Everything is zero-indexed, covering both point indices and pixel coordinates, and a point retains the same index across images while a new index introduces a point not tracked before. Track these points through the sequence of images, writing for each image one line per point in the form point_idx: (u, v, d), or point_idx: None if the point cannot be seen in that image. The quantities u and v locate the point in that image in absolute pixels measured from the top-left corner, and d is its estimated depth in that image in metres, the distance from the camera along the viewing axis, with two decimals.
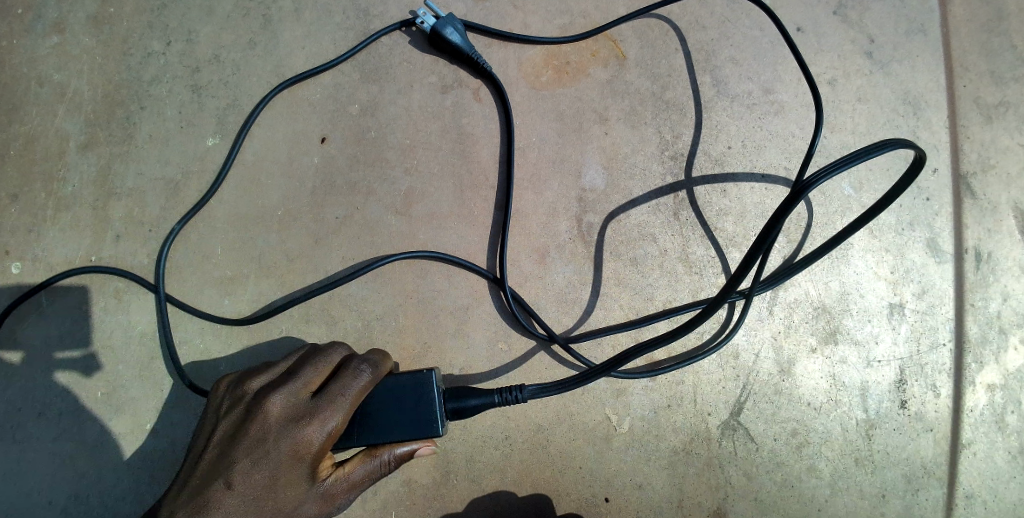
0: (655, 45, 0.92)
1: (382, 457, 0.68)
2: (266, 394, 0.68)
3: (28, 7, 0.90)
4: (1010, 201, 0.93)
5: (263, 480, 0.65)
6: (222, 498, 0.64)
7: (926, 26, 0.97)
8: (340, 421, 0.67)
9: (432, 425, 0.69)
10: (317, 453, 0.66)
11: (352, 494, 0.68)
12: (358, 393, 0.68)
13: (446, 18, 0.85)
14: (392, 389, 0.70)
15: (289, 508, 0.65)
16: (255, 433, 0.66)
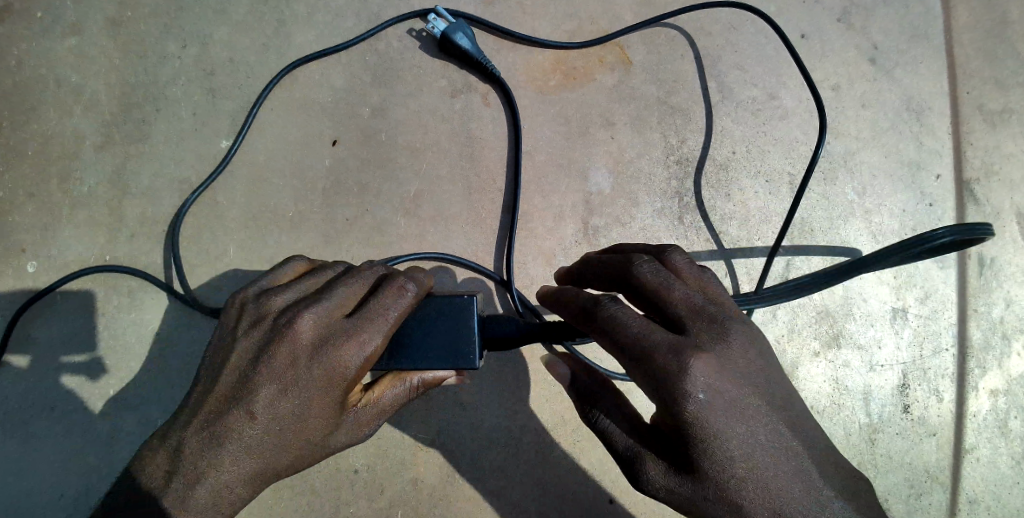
0: (660, 51, 0.93)
1: (410, 382, 0.69)
2: (296, 313, 0.63)
3: (47, 10, 0.92)
4: (1012, 207, 0.94)
5: (292, 407, 0.62)
6: (249, 422, 0.61)
7: (929, 33, 0.98)
8: (380, 345, 0.64)
9: (467, 358, 0.66)
10: (354, 379, 0.63)
11: (382, 417, 0.69)
12: (401, 316, 0.64)
13: (456, 23, 0.87)
14: (431, 311, 0.67)
15: (320, 434, 0.64)
16: (285, 354, 0.62)
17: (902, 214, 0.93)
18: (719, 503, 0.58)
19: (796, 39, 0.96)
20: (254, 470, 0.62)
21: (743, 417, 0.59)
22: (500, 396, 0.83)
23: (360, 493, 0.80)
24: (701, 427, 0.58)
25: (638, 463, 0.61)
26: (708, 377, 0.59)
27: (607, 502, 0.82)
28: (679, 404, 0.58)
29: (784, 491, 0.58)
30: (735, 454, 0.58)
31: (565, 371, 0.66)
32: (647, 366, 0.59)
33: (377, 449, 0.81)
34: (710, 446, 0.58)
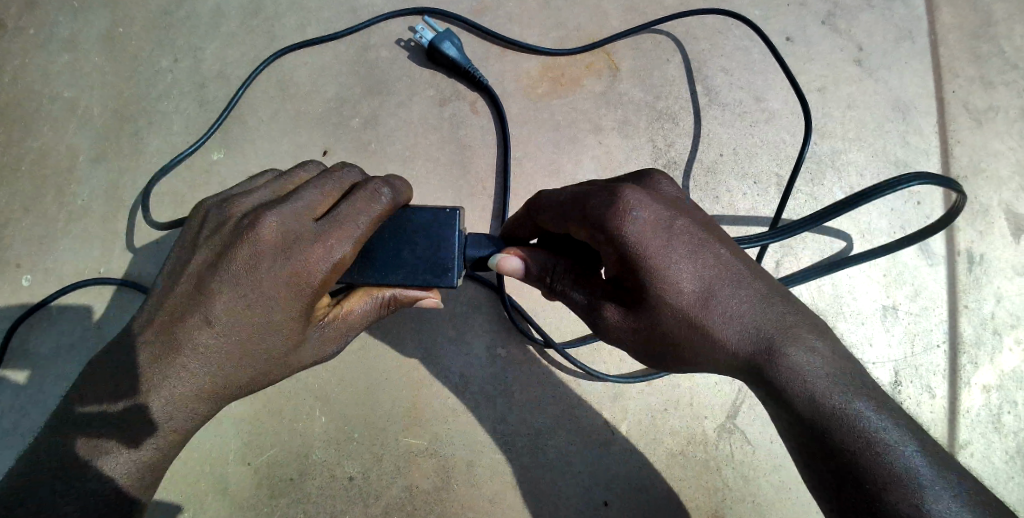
0: (648, 56, 0.94)
1: (383, 297, 0.69)
2: (260, 214, 0.64)
3: (41, 26, 0.93)
4: (1001, 204, 0.95)
5: (252, 313, 0.62)
6: (206, 326, 0.63)
7: (915, 33, 0.99)
8: (349, 250, 0.64)
9: (448, 274, 0.68)
10: (324, 283, 0.64)
11: (352, 331, 0.69)
12: (374, 223, 0.65)
13: (443, 33, 0.87)
14: (412, 224, 0.69)
15: (284, 346, 0.64)
16: (245, 256, 0.63)
17: (891, 213, 0.94)
18: (673, 322, 0.61)
19: (782, 41, 0.97)
20: (214, 377, 0.63)
21: (682, 239, 0.61)
22: (493, 401, 0.84)
23: (355, 501, 0.81)
24: (643, 255, 0.61)
25: (600, 307, 0.66)
26: (642, 205, 0.61)
27: (601, 505, 0.83)
28: (625, 233, 0.61)
29: (732, 303, 0.60)
30: (679, 274, 0.60)
31: (518, 262, 0.68)
32: (584, 210, 0.63)
33: (373, 456, 0.82)
34: (654, 269, 0.61)
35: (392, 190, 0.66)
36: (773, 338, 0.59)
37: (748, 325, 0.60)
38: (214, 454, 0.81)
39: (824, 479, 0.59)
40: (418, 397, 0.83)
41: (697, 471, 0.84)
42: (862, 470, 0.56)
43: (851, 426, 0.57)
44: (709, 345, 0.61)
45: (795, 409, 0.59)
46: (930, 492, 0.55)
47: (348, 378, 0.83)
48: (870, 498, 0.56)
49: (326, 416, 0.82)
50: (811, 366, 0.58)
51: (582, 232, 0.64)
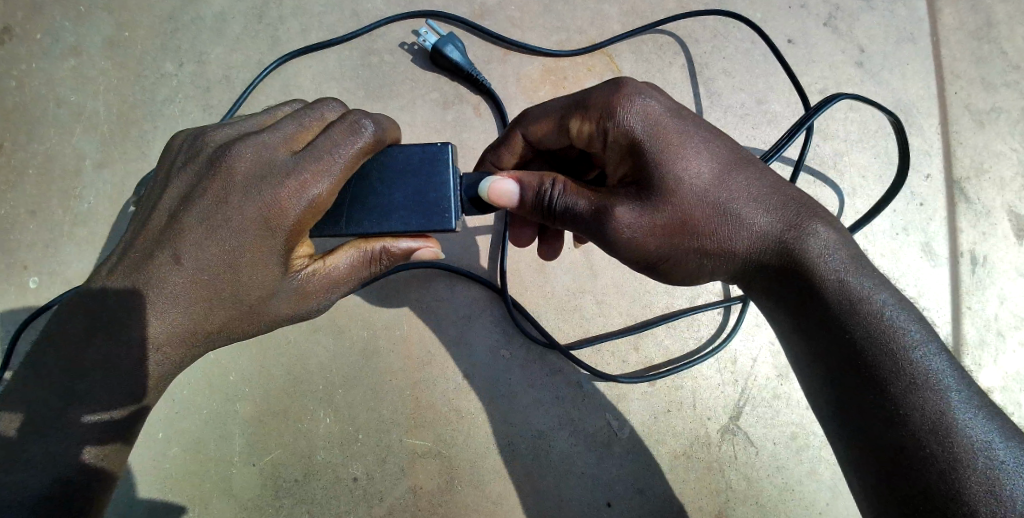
0: (649, 59, 0.95)
1: (372, 251, 0.65)
2: (232, 146, 0.60)
3: (48, 31, 0.94)
4: (1004, 205, 0.95)
5: (221, 250, 0.59)
6: (174, 266, 0.60)
7: (916, 35, 0.99)
8: (325, 189, 0.59)
9: (447, 218, 0.62)
10: (296, 226, 0.60)
11: (337, 285, 0.65)
12: (357, 161, 0.60)
13: (446, 36, 0.88)
14: (402, 162, 0.63)
15: (257, 293, 0.61)
16: (217, 191, 0.60)
17: (893, 214, 0.94)
18: (692, 203, 0.61)
19: (783, 43, 0.97)
20: (183, 322, 0.61)
21: (693, 123, 0.64)
22: (496, 403, 0.84)
23: (359, 501, 0.81)
24: (654, 137, 0.62)
25: (606, 204, 0.62)
26: (649, 93, 0.65)
27: (604, 506, 0.83)
28: (626, 114, 0.63)
29: (750, 187, 0.62)
30: (694, 154, 0.62)
31: (512, 186, 0.63)
32: (584, 103, 0.66)
33: (376, 457, 0.82)
34: (669, 149, 0.62)
35: (379, 126, 0.61)
36: (793, 225, 0.62)
37: (767, 210, 0.62)
38: (217, 455, 0.81)
39: (848, 368, 0.60)
40: (422, 398, 0.84)
41: (701, 473, 0.84)
42: (887, 357, 0.59)
43: (874, 316, 0.60)
44: (731, 227, 0.62)
45: (819, 297, 0.61)
46: (947, 379, 0.58)
47: (352, 379, 0.84)
48: (894, 382, 0.58)
49: (330, 417, 0.82)
50: (828, 254, 0.61)
51: (582, 128, 0.66)
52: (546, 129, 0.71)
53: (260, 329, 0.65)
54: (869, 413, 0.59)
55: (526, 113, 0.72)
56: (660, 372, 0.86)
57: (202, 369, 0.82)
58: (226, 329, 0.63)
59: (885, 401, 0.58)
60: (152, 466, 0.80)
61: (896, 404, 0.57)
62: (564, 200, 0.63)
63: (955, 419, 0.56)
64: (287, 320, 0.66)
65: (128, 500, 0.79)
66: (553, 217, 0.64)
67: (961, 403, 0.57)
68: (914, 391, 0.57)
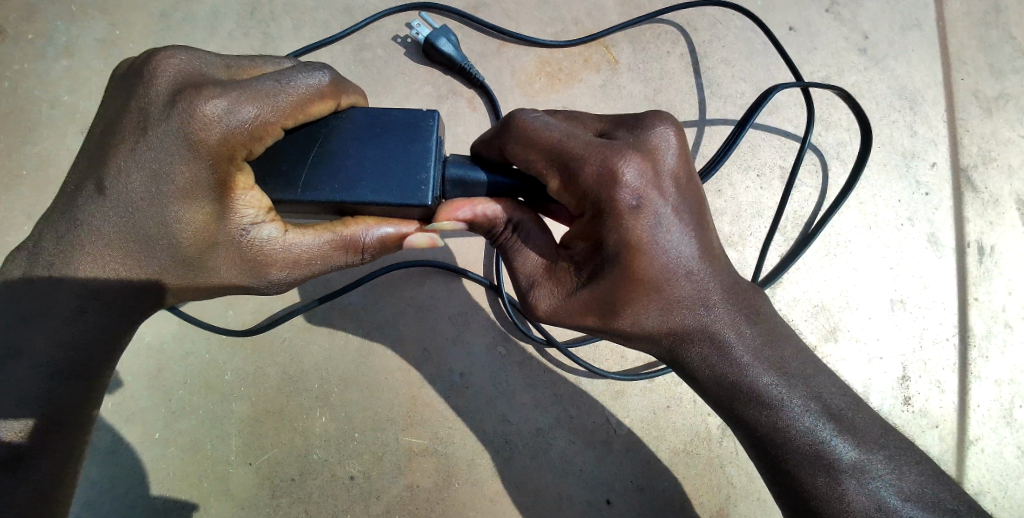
0: (647, 49, 0.93)
1: (350, 232, 0.63)
2: (164, 55, 0.58)
3: (41, 33, 0.93)
4: (1011, 194, 0.93)
5: (143, 179, 0.57)
6: (98, 196, 0.57)
7: (921, 21, 0.97)
8: (262, 117, 0.56)
9: (424, 192, 0.60)
10: (231, 154, 0.57)
11: (297, 262, 0.62)
12: (312, 108, 0.59)
13: (440, 29, 0.87)
14: (384, 133, 0.62)
15: (187, 239, 0.58)
16: (140, 102, 0.57)
17: (898, 204, 0.92)
18: (619, 312, 0.60)
19: (785, 31, 0.95)
20: (111, 263, 0.58)
21: (665, 222, 0.58)
22: (494, 401, 0.83)
23: (357, 501, 0.80)
24: (609, 230, 0.57)
25: (536, 287, 0.63)
26: (635, 183, 0.57)
27: (604, 503, 0.82)
28: (600, 201, 0.57)
29: (678, 287, 0.59)
30: (643, 262, 0.57)
31: (465, 222, 0.62)
32: (571, 174, 0.58)
33: (373, 455, 0.81)
34: (615, 257, 0.58)
35: (337, 77, 0.60)
36: (704, 324, 0.61)
37: (690, 309, 0.60)
38: (215, 454, 0.80)
39: (755, 448, 0.63)
40: (419, 397, 0.83)
41: (701, 469, 0.84)
42: (784, 450, 0.61)
43: (774, 412, 0.61)
44: (652, 329, 0.61)
45: (718, 393, 0.62)
46: (845, 463, 0.59)
47: (347, 377, 0.83)
48: (792, 465, 0.61)
49: (326, 416, 0.82)
50: (735, 348, 0.61)
51: (561, 194, 0.60)
52: (527, 164, 0.60)
53: (200, 288, 0.62)
54: (776, 485, 0.63)
55: (515, 129, 0.60)
56: (660, 369, 0.85)
57: (200, 369, 0.82)
58: (160, 277, 0.60)
59: (783, 482, 0.62)
60: (151, 465, 0.80)
61: (794, 486, 0.61)
62: (514, 256, 0.64)
63: (851, 501, 0.59)
64: (232, 283, 0.62)
65: (129, 501, 0.79)
66: (504, 258, 0.65)
67: (857, 484, 0.59)
68: (808, 475, 0.60)
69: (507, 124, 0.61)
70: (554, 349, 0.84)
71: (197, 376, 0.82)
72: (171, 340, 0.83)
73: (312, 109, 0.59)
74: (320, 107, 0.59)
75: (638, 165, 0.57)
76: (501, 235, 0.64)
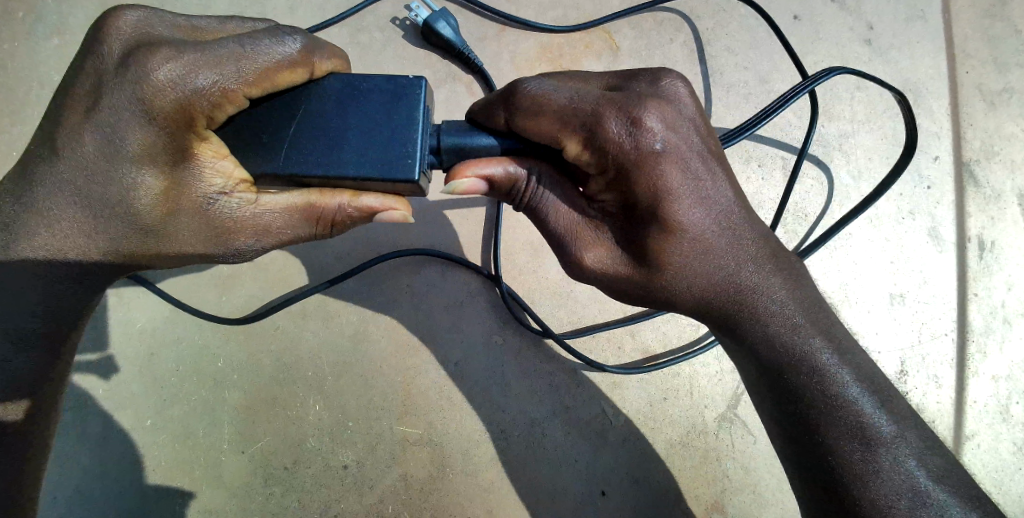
0: (648, 37, 0.92)
1: (318, 203, 0.60)
2: (119, 16, 0.56)
3: (31, 11, 0.91)
4: (1014, 189, 0.92)
5: (101, 149, 0.55)
6: (57, 164, 0.56)
7: (927, 13, 0.96)
8: (221, 84, 0.54)
9: (409, 164, 0.57)
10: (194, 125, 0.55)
11: (262, 231, 0.60)
12: (283, 76, 0.56)
13: (439, 12, 0.85)
14: (365, 100, 0.58)
15: (145, 208, 0.57)
16: (94, 68, 0.55)
17: (900, 197, 0.91)
18: (659, 274, 0.59)
19: (788, 20, 0.94)
20: (65, 233, 0.57)
21: (694, 175, 0.57)
22: (489, 390, 0.83)
23: (350, 490, 0.79)
24: (644, 180, 0.56)
25: (574, 240, 0.61)
26: (659, 129, 0.56)
27: (599, 496, 0.81)
28: (626, 151, 0.55)
29: (717, 249, 0.58)
30: (678, 218, 0.56)
31: (480, 181, 0.59)
32: (591, 132, 0.56)
33: (367, 444, 0.80)
34: (651, 216, 0.57)
35: (310, 43, 0.58)
36: (751, 288, 0.60)
37: (734, 270, 0.59)
38: (207, 442, 0.79)
39: (787, 415, 0.61)
40: (413, 385, 0.82)
41: (697, 461, 0.83)
42: (818, 416, 0.59)
43: (817, 378, 0.60)
44: (691, 291, 0.60)
45: (765, 360, 0.61)
46: (881, 433, 0.59)
47: (342, 364, 0.82)
48: (822, 437, 0.59)
49: (319, 404, 0.81)
50: (775, 310, 0.60)
51: (580, 154, 0.57)
52: (546, 130, 0.57)
53: (160, 259, 0.60)
54: (806, 458, 0.61)
55: (519, 94, 0.57)
56: (658, 362, 0.85)
57: (192, 355, 0.81)
58: (115, 247, 0.58)
59: (812, 452, 0.60)
60: (142, 452, 0.79)
61: (822, 458, 0.59)
62: (546, 210, 0.61)
63: (884, 469, 0.58)
64: (195, 254, 0.61)
65: (119, 488, 0.78)
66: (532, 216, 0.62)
67: (892, 452, 0.58)
68: (842, 444, 0.59)
69: (510, 90, 0.57)
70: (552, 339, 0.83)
71: (189, 363, 0.81)
72: (162, 325, 0.81)
73: (279, 78, 0.57)
74: (289, 76, 0.57)
75: (660, 113, 0.56)
76: (524, 194, 0.61)
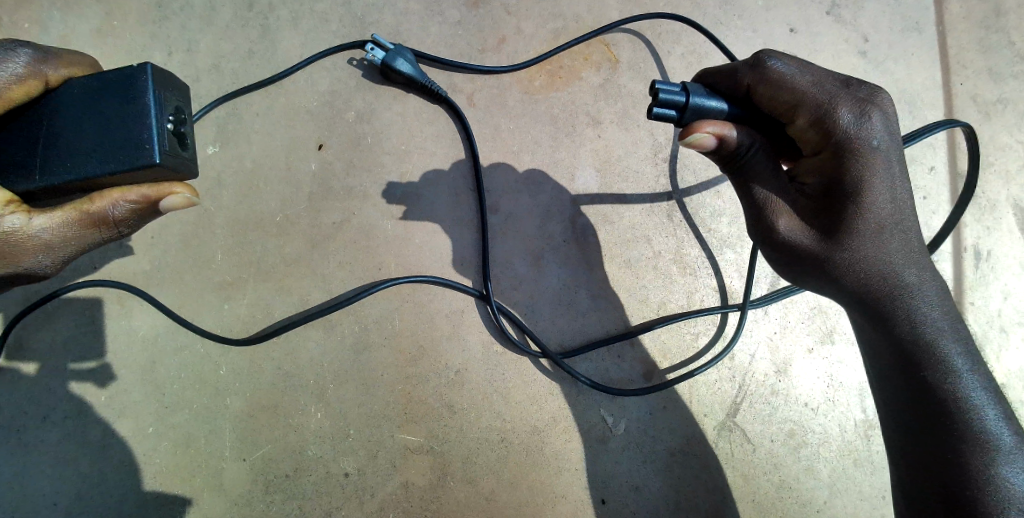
0: (647, 49, 0.93)
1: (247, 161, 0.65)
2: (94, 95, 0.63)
3: None
4: (1009, 199, 0.93)
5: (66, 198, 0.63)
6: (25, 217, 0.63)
7: (921, 24, 0.97)
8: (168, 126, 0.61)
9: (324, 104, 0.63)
10: (86, 219, 0.64)
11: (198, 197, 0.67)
12: (143, 192, 0.65)
13: (396, 49, 0.85)
14: (63, 151, 0.63)
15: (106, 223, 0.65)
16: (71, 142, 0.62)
17: None
18: (847, 249, 0.61)
19: (785, 32, 0.95)
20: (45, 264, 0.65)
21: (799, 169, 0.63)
22: (489, 398, 0.83)
23: (350, 497, 0.79)
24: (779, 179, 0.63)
25: (774, 212, 0.62)
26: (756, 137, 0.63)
27: (599, 503, 0.82)
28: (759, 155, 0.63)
29: (903, 233, 0.62)
30: (847, 196, 0.61)
31: (713, 140, 0.62)
32: (821, 115, 0.61)
33: (368, 452, 0.81)
34: (856, 198, 0.60)
35: (37, 55, 0.63)
36: (914, 275, 0.62)
37: (906, 268, 0.62)
38: (209, 448, 0.80)
39: (912, 393, 0.63)
40: (414, 393, 0.82)
41: (696, 470, 0.84)
42: (943, 392, 0.62)
43: (945, 358, 0.62)
44: (870, 275, 0.61)
45: (909, 344, 0.62)
46: (974, 408, 0.61)
47: (343, 373, 0.82)
48: (948, 414, 0.61)
49: (320, 412, 0.81)
50: (911, 285, 0.62)
51: (805, 132, 0.63)
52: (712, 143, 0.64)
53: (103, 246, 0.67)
54: (931, 438, 0.62)
55: (767, 73, 0.62)
56: (660, 382, 0.85)
57: (193, 363, 0.81)
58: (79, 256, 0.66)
59: (940, 432, 0.62)
60: (143, 459, 0.79)
61: (950, 435, 0.61)
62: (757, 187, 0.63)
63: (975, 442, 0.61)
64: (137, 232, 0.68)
65: (120, 495, 0.78)
66: (738, 185, 0.65)
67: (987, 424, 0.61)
68: (971, 419, 0.61)
69: (758, 63, 0.62)
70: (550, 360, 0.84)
71: (189, 371, 0.81)
72: (164, 334, 0.82)
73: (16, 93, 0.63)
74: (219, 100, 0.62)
75: (717, 129, 0.62)
76: (741, 157, 0.63)
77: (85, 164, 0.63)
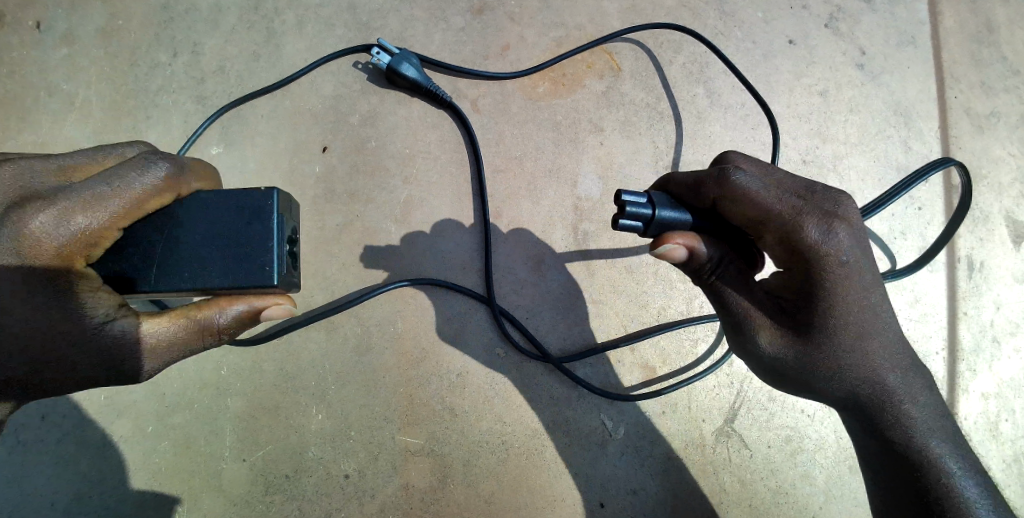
0: (648, 58, 0.95)
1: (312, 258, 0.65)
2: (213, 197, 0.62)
3: None
4: (1001, 211, 0.95)
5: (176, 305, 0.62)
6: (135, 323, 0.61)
7: (916, 39, 0.99)
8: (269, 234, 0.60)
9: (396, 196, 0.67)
10: (193, 326, 0.62)
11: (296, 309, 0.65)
12: (248, 302, 0.63)
13: (401, 54, 0.86)
14: (183, 258, 0.61)
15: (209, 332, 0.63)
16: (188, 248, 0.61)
17: (891, 217, 0.94)
18: (824, 355, 0.63)
19: (783, 43, 0.97)
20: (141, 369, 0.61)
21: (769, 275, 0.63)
22: (490, 402, 0.83)
23: (349, 500, 0.79)
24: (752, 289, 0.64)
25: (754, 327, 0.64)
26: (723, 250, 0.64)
27: (597, 507, 0.82)
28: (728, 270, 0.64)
29: (879, 332, 0.63)
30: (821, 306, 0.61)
31: (683, 251, 0.63)
32: (787, 233, 0.60)
33: (368, 454, 0.81)
34: (827, 310, 0.62)
35: (176, 168, 0.61)
36: (892, 368, 0.64)
37: (883, 366, 0.63)
38: (210, 449, 0.80)
39: (899, 477, 0.66)
40: (415, 396, 0.83)
41: (694, 475, 0.84)
42: (927, 479, 0.64)
43: (925, 446, 0.64)
44: (847, 376, 0.64)
45: (889, 433, 0.65)
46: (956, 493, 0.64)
47: (345, 376, 0.82)
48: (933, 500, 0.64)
49: (321, 413, 0.81)
50: (889, 379, 0.64)
51: (772, 245, 0.62)
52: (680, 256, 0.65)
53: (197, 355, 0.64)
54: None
55: (732, 189, 0.61)
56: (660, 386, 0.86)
57: (195, 364, 0.81)
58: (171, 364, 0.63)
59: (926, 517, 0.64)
60: (143, 459, 0.79)
61: None
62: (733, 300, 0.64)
63: None
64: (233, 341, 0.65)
65: (118, 495, 0.78)
66: (711, 296, 0.66)
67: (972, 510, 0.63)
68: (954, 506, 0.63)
69: (721, 179, 0.61)
70: (550, 364, 0.84)
71: (190, 372, 0.81)
72: None
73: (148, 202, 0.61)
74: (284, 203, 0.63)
75: (686, 243, 0.63)
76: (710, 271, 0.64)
77: (202, 271, 0.61)
